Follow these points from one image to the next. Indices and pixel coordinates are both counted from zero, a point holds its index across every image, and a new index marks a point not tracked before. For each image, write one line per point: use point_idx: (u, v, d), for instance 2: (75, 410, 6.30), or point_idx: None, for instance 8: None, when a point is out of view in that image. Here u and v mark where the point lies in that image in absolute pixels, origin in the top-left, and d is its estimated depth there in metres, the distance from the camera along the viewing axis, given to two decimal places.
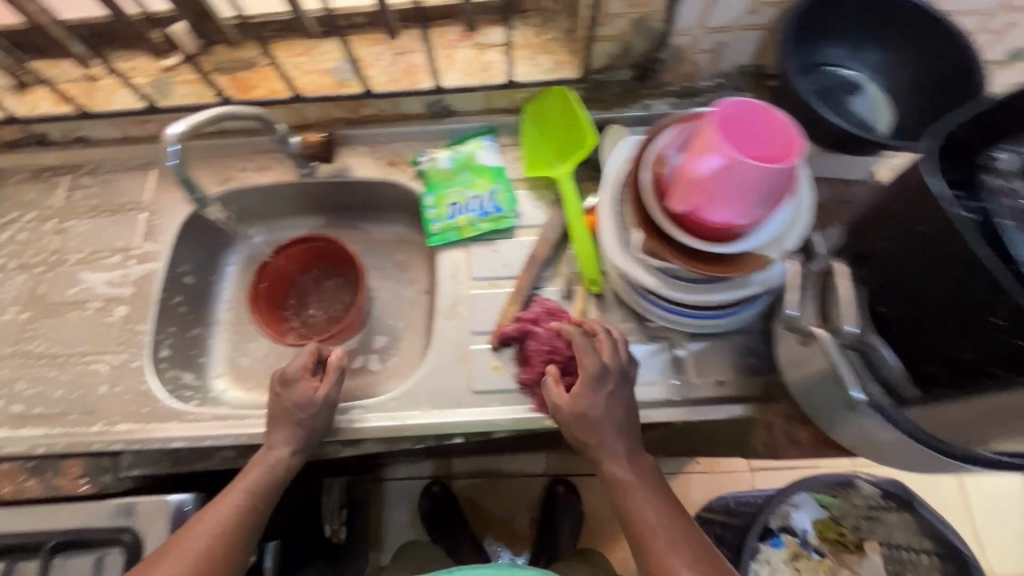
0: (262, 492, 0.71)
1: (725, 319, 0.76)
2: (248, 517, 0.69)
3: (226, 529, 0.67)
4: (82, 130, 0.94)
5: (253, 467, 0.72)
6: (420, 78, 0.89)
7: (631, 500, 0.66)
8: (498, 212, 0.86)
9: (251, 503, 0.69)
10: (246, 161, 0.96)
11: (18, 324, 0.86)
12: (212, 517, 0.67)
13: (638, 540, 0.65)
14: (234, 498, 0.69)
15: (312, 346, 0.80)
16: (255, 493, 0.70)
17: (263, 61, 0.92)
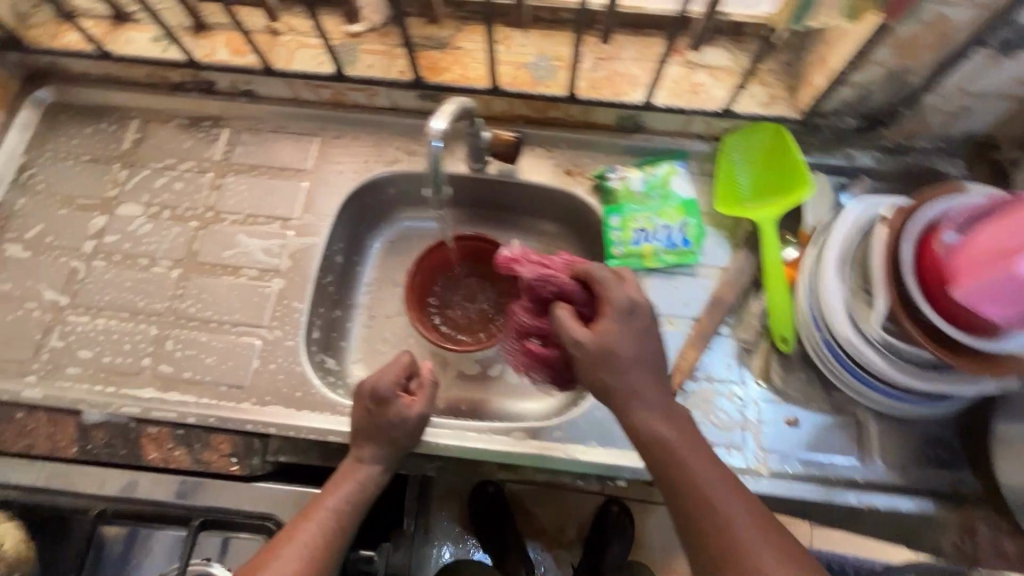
0: (362, 495, 0.65)
1: (931, 408, 0.72)
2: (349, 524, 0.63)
3: (330, 535, 0.61)
4: (252, 84, 0.89)
5: (348, 474, 0.66)
6: (622, 89, 0.84)
7: (670, 458, 0.58)
8: (685, 246, 0.81)
9: (352, 504, 0.64)
10: (414, 144, 0.90)
11: (170, 280, 0.82)
12: (312, 520, 0.61)
13: (695, 522, 0.55)
14: (335, 499, 0.64)
15: (405, 359, 0.71)
16: (354, 495, 0.65)
17: (456, 43, 0.86)
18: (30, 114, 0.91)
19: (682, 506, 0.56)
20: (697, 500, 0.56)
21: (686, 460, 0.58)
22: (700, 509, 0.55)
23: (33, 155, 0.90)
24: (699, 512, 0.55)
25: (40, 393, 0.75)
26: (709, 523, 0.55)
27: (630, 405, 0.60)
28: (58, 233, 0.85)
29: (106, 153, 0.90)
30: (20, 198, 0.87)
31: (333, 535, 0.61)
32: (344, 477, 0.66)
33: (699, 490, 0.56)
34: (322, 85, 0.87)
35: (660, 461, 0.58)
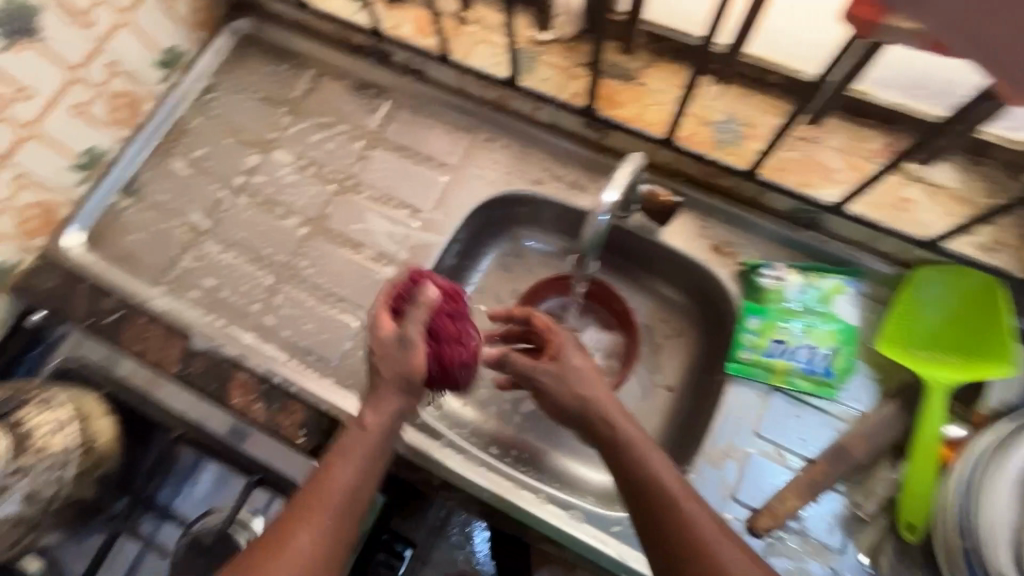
0: (348, 505, 0.55)
1: None
2: (333, 540, 0.53)
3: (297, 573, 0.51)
4: (424, 65, 0.88)
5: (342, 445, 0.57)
6: (811, 180, 0.73)
7: (646, 495, 0.57)
8: (826, 377, 0.71)
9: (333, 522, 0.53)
10: (562, 168, 0.85)
11: (297, 237, 0.85)
12: (304, 535, 0.52)
13: (681, 572, 0.53)
14: (321, 513, 0.53)
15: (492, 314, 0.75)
16: (336, 506, 0.54)
17: (640, 78, 0.79)
18: (227, 40, 0.97)
19: (671, 556, 0.54)
20: (700, 550, 0.53)
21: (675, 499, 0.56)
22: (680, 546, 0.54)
23: (218, 80, 0.96)
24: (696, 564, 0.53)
25: (163, 306, 0.81)
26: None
27: (638, 450, 0.60)
28: (218, 160, 0.90)
29: (277, 95, 0.94)
30: (196, 118, 0.94)
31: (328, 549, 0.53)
32: (323, 493, 0.54)
33: (692, 539, 0.54)
34: (491, 86, 0.84)
35: (666, 508, 0.56)
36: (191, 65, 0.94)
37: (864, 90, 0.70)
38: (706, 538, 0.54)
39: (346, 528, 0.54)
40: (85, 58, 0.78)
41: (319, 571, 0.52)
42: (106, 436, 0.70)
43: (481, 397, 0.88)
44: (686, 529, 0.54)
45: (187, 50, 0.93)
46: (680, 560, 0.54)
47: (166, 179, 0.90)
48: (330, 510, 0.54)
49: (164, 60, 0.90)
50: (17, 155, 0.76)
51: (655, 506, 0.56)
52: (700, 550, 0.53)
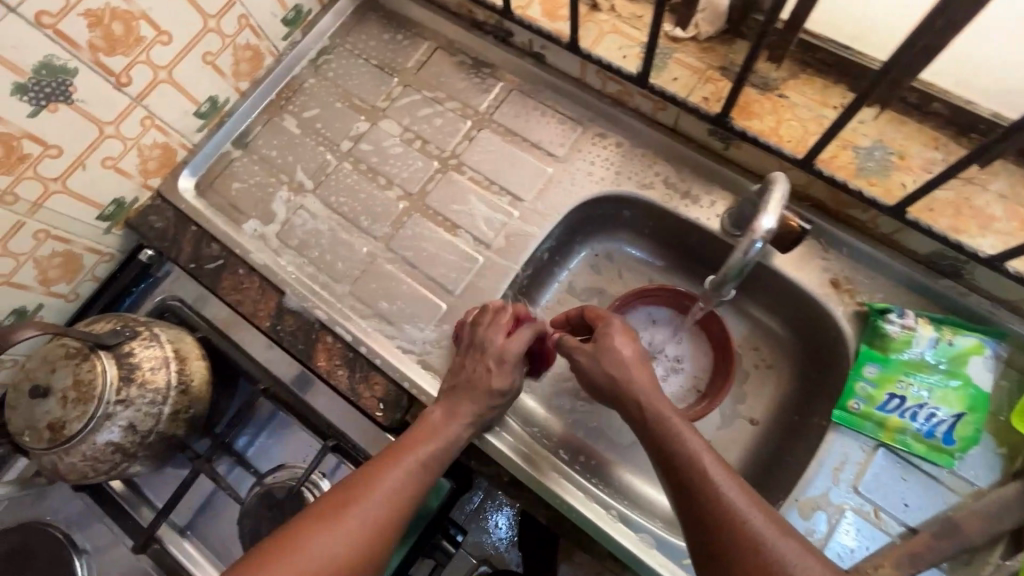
0: (399, 501, 0.61)
1: None
2: (396, 514, 0.61)
3: (356, 547, 0.58)
4: (545, 50, 0.85)
5: (414, 455, 0.64)
6: (963, 227, 0.66)
7: (681, 470, 0.58)
8: (945, 443, 0.65)
9: (376, 525, 0.59)
10: (675, 175, 0.81)
11: (395, 211, 0.84)
12: (395, 471, 0.62)
13: (714, 545, 0.54)
14: (394, 478, 0.62)
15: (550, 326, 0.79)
16: (405, 494, 0.62)
17: (781, 89, 0.73)
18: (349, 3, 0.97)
19: (705, 526, 0.55)
20: (732, 519, 0.54)
21: (709, 474, 0.57)
22: (713, 515, 0.55)
23: (336, 42, 0.96)
24: (725, 535, 0.54)
25: (261, 261, 0.83)
26: (745, 551, 0.52)
27: (676, 425, 0.61)
28: (327, 123, 0.91)
29: (392, 64, 0.93)
30: (310, 78, 0.95)
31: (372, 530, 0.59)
32: (399, 457, 0.63)
33: (722, 508, 0.54)
34: (614, 79, 0.80)
35: (703, 479, 0.57)
36: (312, 25, 0.94)
37: None
38: (738, 510, 0.54)
39: (395, 520, 0.61)
40: (220, 9, 0.79)
41: (363, 550, 0.58)
42: (200, 379, 0.73)
43: (554, 398, 0.86)
44: (719, 500, 0.55)
45: (311, 9, 0.93)
46: (712, 530, 0.54)
47: (276, 136, 0.92)
48: (395, 497, 0.61)
49: (289, 17, 0.91)
50: (148, 98, 0.78)
51: (691, 480, 0.57)
52: (730, 521, 0.54)
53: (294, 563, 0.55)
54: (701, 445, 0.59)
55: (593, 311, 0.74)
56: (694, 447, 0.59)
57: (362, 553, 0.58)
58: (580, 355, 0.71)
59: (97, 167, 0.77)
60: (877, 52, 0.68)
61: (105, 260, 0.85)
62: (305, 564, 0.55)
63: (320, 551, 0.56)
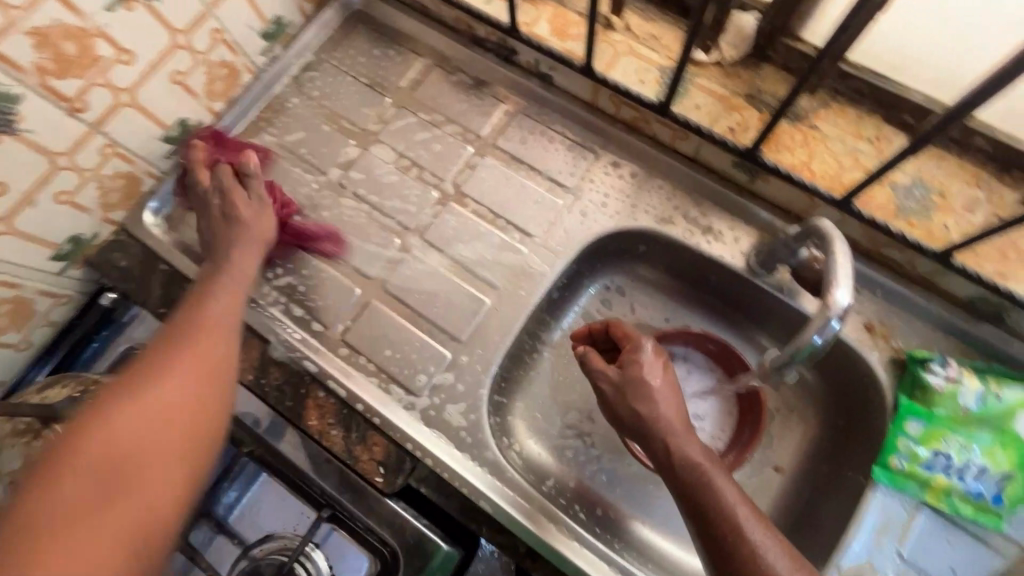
0: (194, 408, 0.51)
1: None
2: (189, 416, 0.51)
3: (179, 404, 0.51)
4: (553, 71, 0.78)
5: (198, 352, 0.54)
6: (1010, 273, 0.62)
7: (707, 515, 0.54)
8: (994, 504, 0.61)
9: (217, 366, 0.55)
10: (696, 207, 0.75)
11: (393, 248, 0.77)
12: (177, 370, 0.52)
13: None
14: (148, 397, 0.49)
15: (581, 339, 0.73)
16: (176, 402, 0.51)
17: (812, 120, 0.68)
18: (335, 14, 0.88)
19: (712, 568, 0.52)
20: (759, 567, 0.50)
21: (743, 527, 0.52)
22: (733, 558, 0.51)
23: (321, 58, 0.88)
24: None
25: (242, 305, 0.74)
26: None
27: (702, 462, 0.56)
28: (314, 148, 0.83)
29: (383, 82, 0.86)
30: (293, 97, 0.86)
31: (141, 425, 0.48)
32: (157, 375, 0.51)
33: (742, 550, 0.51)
34: (629, 105, 0.74)
35: (733, 533, 0.52)
36: (294, 39, 0.86)
37: None
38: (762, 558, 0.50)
39: (206, 418, 0.52)
40: (191, 23, 0.70)
41: (173, 413, 0.50)
42: None
43: (566, 447, 0.79)
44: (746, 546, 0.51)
45: (293, 22, 0.85)
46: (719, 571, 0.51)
47: None
48: (192, 364, 0.53)
49: (269, 31, 0.82)
50: (109, 123, 0.69)
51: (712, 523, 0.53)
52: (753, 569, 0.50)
53: (143, 499, 0.45)
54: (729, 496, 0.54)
55: (620, 329, 0.68)
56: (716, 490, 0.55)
57: (177, 456, 0.49)
58: (605, 383, 0.64)
59: (50, 204, 0.67)
60: (942, 92, 0.63)
61: (62, 304, 0.76)
62: (78, 461, 0.44)
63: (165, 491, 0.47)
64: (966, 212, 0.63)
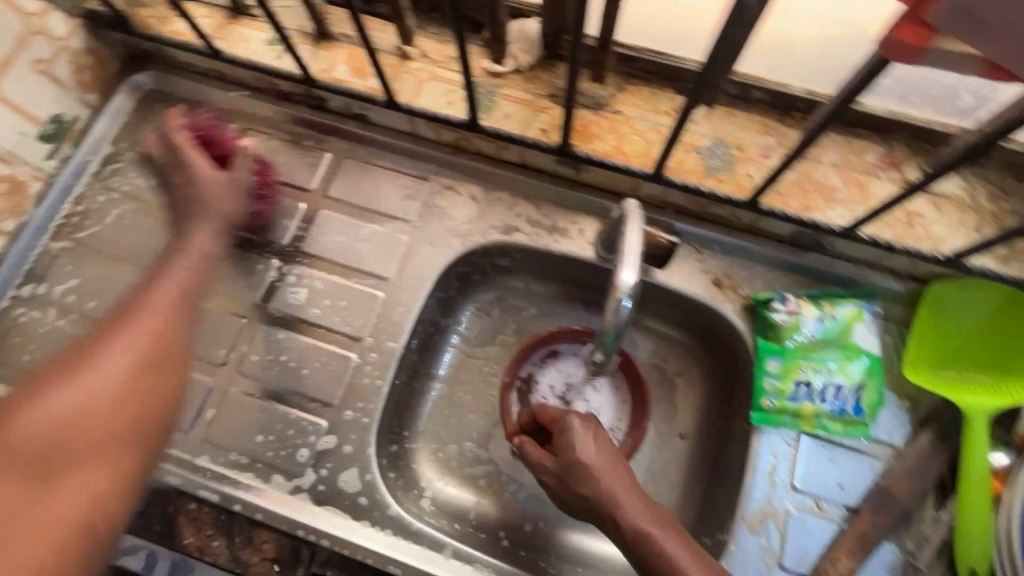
0: (116, 371, 0.51)
1: None
2: (122, 417, 0.49)
3: (95, 379, 0.49)
4: (366, 110, 0.77)
5: (135, 329, 0.53)
6: (815, 203, 0.67)
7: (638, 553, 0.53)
8: (858, 415, 0.65)
9: (159, 332, 0.54)
10: (539, 210, 0.76)
11: (242, 327, 0.72)
12: (127, 337, 0.52)
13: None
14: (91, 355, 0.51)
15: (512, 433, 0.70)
16: (86, 371, 0.50)
17: (614, 106, 0.71)
18: (125, 98, 0.82)
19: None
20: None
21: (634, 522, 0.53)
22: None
23: (120, 147, 0.81)
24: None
25: None
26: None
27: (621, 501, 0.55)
28: (131, 244, 0.76)
29: (196, 157, 0.81)
30: (99, 195, 0.79)
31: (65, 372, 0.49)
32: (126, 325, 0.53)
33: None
34: (446, 128, 0.74)
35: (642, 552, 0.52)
36: (84, 134, 0.79)
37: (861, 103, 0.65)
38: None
39: (141, 387, 0.51)
40: None
41: (114, 407, 0.49)
42: None
43: (479, 478, 0.77)
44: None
45: (76, 116, 0.78)
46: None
47: (66, 275, 0.75)
48: (137, 348, 0.52)
49: (47, 132, 0.75)
50: None
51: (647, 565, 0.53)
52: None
53: (94, 444, 0.47)
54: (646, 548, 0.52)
55: (546, 411, 0.64)
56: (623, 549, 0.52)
57: (105, 449, 0.48)
58: (547, 474, 0.61)
59: None
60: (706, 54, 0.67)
61: None
62: (22, 433, 0.45)
63: (102, 475, 0.47)
64: (762, 159, 0.68)
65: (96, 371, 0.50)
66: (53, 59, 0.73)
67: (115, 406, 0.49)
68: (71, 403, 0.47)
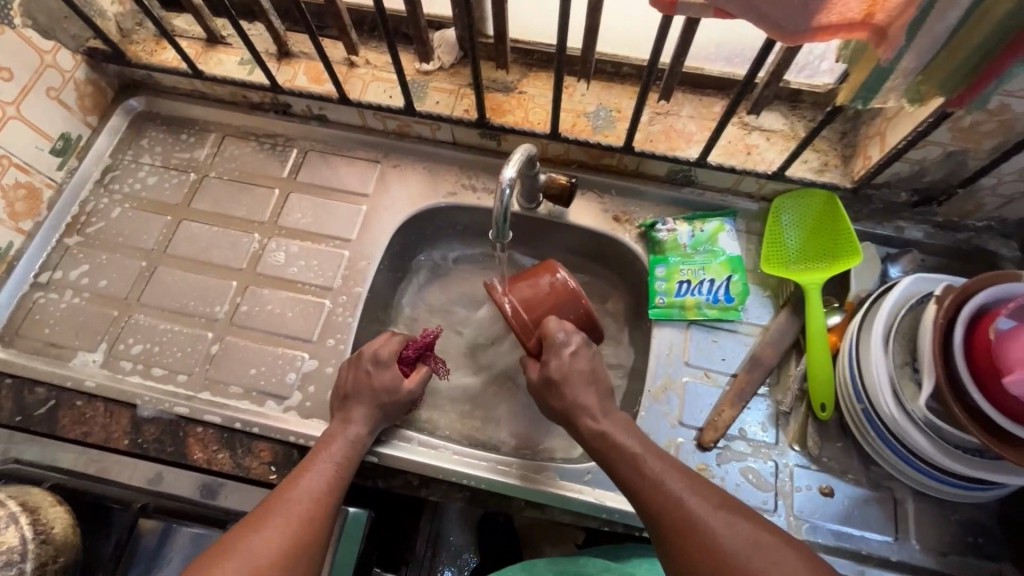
0: (334, 479, 0.69)
1: (944, 484, 0.70)
2: (314, 520, 0.64)
3: (311, 511, 0.65)
4: (324, 110, 0.95)
5: (314, 467, 0.69)
6: (678, 145, 0.86)
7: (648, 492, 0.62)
8: (729, 302, 0.83)
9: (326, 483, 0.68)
10: (471, 177, 0.94)
11: (232, 289, 0.87)
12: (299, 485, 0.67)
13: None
14: (296, 512, 0.64)
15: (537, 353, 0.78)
16: (312, 511, 0.65)
17: (520, 88, 0.90)
18: (120, 119, 0.99)
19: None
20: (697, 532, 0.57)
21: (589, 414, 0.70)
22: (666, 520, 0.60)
23: (118, 159, 0.97)
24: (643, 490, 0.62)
25: (99, 384, 0.79)
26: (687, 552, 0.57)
27: None
28: (132, 233, 0.91)
29: (184, 161, 0.97)
30: (101, 198, 0.94)
31: (300, 531, 0.63)
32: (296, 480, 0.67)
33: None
34: (390, 117, 0.92)
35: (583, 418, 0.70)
36: (87, 149, 0.95)
37: (696, 66, 0.86)
38: (697, 516, 0.58)
39: (324, 507, 0.66)
40: None
41: (309, 529, 0.63)
42: (64, 524, 0.67)
43: (442, 400, 0.92)
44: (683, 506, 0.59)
45: (81, 134, 0.94)
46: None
47: (78, 262, 0.89)
48: (326, 478, 0.69)
49: (58, 147, 0.90)
50: None
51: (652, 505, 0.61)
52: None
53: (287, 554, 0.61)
54: (756, 539, 0.57)
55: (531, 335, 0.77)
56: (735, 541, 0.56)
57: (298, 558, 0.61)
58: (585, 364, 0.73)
59: None
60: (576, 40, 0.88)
61: None
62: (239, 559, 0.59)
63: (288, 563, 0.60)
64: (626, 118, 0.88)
65: (314, 524, 0.64)
66: (62, 88, 0.89)
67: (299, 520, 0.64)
68: (271, 531, 0.62)
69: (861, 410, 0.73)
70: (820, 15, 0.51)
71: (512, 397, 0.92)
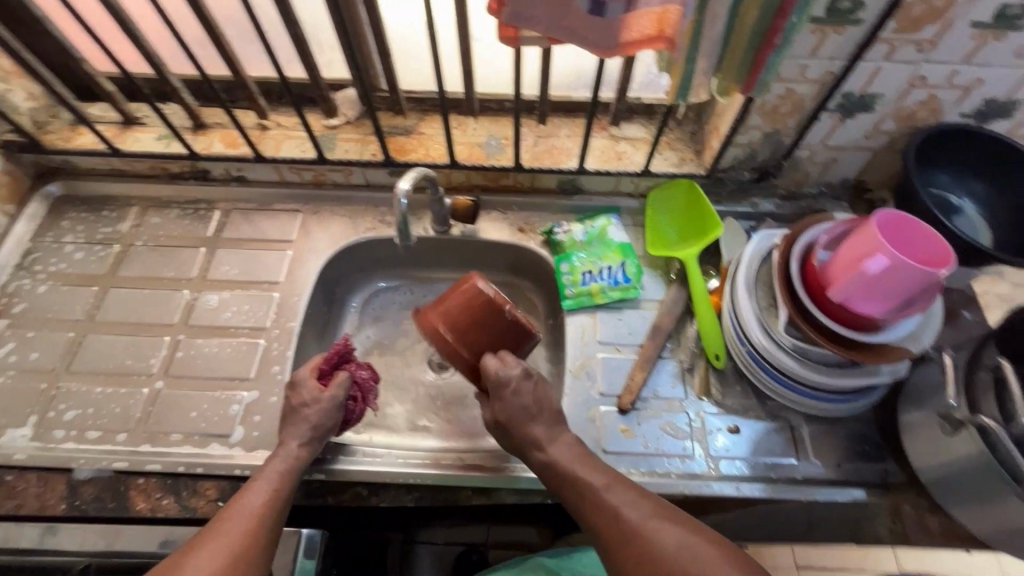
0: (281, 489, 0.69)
1: (817, 403, 0.82)
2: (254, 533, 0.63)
3: (249, 524, 0.64)
4: (242, 171, 1.03)
5: (261, 480, 0.70)
6: (562, 159, 0.99)
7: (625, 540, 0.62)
8: (627, 283, 0.94)
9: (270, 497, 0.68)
10: (387, 212, 1.04)
11: (164, 343, 0.90)
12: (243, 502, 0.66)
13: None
14: (228, 534, 0.62)
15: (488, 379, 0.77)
16: (245, 531, 0.63)
17: (419, 130, 1.03)
18: (39, 204, 1.02)
19: None
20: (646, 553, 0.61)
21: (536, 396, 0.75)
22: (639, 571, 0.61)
23: (39, 241, 0.99)
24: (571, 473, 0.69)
25: (30, 456, 0.79)
26: None
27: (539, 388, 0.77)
28: (55, 307, 0.93)
29: (106, 234, 1.01)
30: (22, 280, 0.95)
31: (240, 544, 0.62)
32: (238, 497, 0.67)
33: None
34: (304, 169, 1.01)
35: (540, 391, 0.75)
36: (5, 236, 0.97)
37: (564, 94, 1.02)
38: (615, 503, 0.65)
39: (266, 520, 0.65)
40: None
41: (251, 540, 0.63)
42: None
43: (387, 422, 0.96)
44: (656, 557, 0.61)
45: None
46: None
47: (3, 342, 0.89)
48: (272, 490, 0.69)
49: None
50: None
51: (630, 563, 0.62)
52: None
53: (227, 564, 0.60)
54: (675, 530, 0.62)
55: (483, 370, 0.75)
56: (680, 540, 0.61)
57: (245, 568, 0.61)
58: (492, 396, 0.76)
59: None
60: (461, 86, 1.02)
61: None
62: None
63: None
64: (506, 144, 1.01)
65: (256, 535, 0.63)
66: None
67: (241, 538, 0.62)
68: (215, 546, 0.61)
69: (746, 352, 0.84)
70: (622, 33, 0.66)
71: (455, 404, 0.97)
